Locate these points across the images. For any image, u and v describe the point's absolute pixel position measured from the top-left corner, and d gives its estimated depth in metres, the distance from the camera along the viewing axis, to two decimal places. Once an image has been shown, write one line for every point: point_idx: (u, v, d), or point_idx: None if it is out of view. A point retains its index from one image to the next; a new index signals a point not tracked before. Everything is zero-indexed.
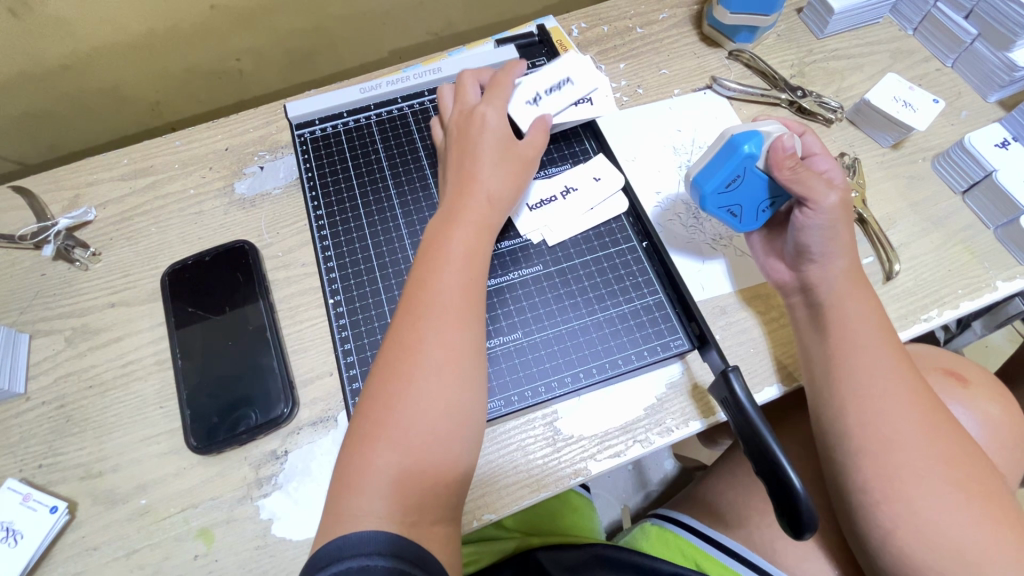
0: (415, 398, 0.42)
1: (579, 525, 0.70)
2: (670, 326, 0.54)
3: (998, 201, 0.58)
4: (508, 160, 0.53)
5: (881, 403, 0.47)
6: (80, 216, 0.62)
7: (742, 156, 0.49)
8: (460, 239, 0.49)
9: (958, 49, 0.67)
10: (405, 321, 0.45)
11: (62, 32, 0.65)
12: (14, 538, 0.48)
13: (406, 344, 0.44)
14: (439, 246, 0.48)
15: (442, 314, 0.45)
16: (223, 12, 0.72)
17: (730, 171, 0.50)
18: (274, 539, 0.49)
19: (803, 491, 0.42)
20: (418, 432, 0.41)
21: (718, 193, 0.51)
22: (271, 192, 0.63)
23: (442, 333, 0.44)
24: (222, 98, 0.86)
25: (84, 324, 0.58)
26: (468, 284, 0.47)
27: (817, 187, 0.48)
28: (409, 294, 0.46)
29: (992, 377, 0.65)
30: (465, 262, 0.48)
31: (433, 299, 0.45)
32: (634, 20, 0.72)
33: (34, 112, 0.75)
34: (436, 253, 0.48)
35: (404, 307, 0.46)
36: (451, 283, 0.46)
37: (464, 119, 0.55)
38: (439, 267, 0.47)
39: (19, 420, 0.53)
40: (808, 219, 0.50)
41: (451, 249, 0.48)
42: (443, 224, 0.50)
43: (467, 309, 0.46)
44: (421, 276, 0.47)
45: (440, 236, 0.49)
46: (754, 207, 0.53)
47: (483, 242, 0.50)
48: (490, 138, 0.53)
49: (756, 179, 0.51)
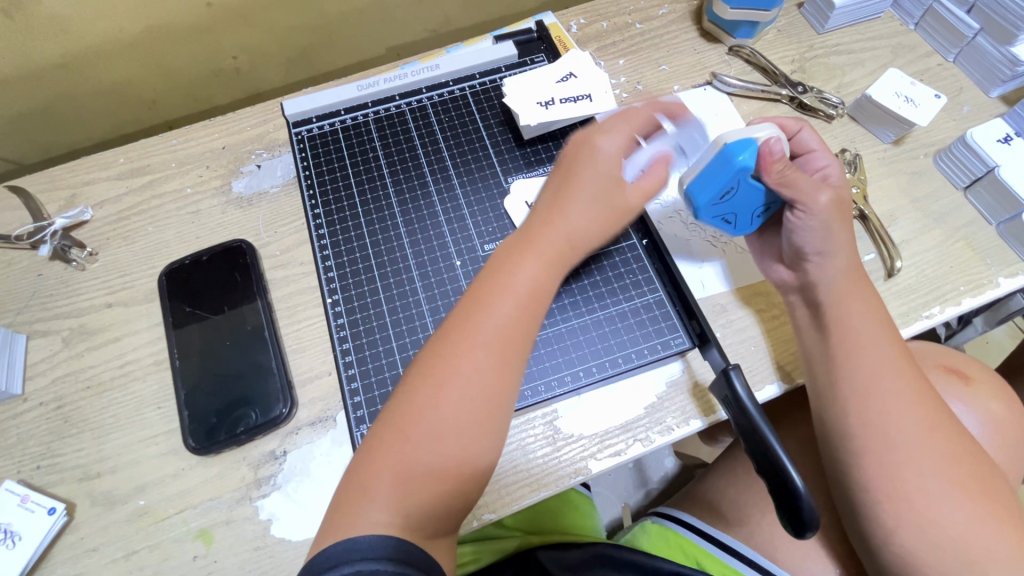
0: (443, 418, 0.41)
1: (580, 524, 0.70)
2: (670, 324, 0.54)
3: (1001, 197, 0.57)
4: (604, 200, 0.47)
5: (884, 403, 0.47)
6: (76, 215, 0.61)
7: (735, 168, 0.48)
8: (532, 272, 0.45)
9: (959, 44, 0.66)
10: (452, 337, 0.43)
11: (57, 31, 0.65)
12: (13, 539, 0.47)
13: (448, 363, 0.42)
14: (507, 272, 0.45)
15: (492, 344, 0.43)
16: (220, 10, 0.71)
17: (724, 184, 0.50)
18: (274, 540, 0.49)
19: (806, 492, 0.42)
20: (436, 448, 0.40)
21: (713, 203, 0.52)
22: (268, 191, 0.63)
23: (489, 364, 0.43)
24: (220, 96, 0.86)
25: (81, 324, 0.57)
26: (526, 321, 0.44)
27: (806, 190, 0.49)
28: (464, 311, 0.44)
29: (995, 374, 0.64)
30: (527, 299, 0.45)
31: (487, 326, 0.43)
32: (634, 16, 0.72)
33: (31, 112, 0.75)
34: (502, 277, 0.45)
35: (454, 323, 0.44)
36: (508, 314, 0.44)
37: (579, 142, 0.50)
38: (500, 293, 0.44)
39: (16, 421, 0.53)
40: (799, 220, 0.50)
41: (520, 278, 0.45)
42: (515, 247, 0.47)
43: (517, 345, 0.44)
44: (480, 297, 0.45)
45: (510, 259, 0.46)
46: (748, 213, 0.53)
47: (550, 280, 0.46)
48: (597, 171, 0.48)
49: (751, 189, 0.50)
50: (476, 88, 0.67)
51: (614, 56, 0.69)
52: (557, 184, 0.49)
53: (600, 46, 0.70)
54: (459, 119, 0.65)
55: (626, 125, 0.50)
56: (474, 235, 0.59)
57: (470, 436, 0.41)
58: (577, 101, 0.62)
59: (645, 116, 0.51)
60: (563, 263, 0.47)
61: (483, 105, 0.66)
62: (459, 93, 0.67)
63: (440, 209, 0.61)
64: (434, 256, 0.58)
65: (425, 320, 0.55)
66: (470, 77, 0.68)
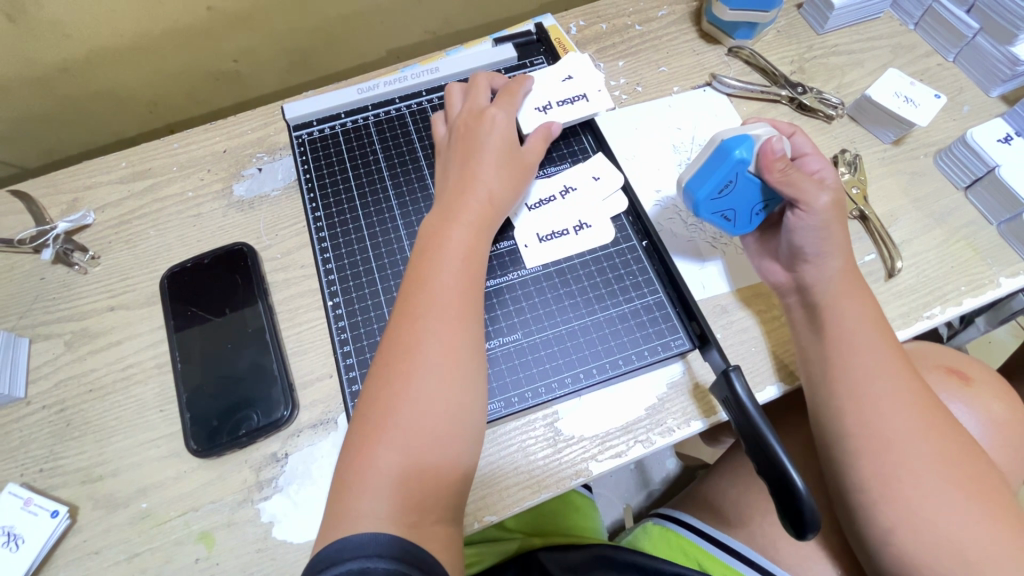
0: (421, 393, 0.42)
1: (583, 525, 0.70)
2: (671, 325, 0.54)
3: (1001, 196, 0.57)
4: (508, 163, 0.53)
5: (880, 403, 0.47)
6: (79, 220, 0.62)
7: (733, 160, 0.49)
8: (460, 239, 0.48)
9: (960, 44, 0.66)
10: (402, 317, 0.45)
11: (60, 35, 0.65)
12: (15, 542, 0.48)
13: (400, 341, 0.44)
14: (437, 244, 0.48)
15: (445, 307, 0.45)
16: (220, 13, 0.71)
17: (722, 177, 0.50)
18: (275, 543, 0.49)
19: (806, 493, 0.42)
20: (421, 429, 0.41)
21: (711, 199, 0.51)
22: (269, 194, 0.63)
23: (446, 324, 0.44)
24: (221, 99, 0.86)
25: (83, 327, 0.57)
26: (466, 283, 0.47)
27: (807, 189, 0.48)
28: (407, 291, 0.46)
29: (996, 375, 0.64)
30: (463, 261, 0.47)
31: (430, 296, 0.45)
32: (633, 18, 0.72)
33: (33, 117, 0.75)
34: (433, 244, 0.48)
35: (400, 303, 0.46)
36: (452, 274, 0.46)
37: (469, 122, 0.55)
38: (432, 260, 0.47)
39: (19, 424, 0.53)
40: (800, 220, 0.50)
41: (452, 241, 0.48)
42: (438, 222, 0.49)
43: (465, 304, 0.45)
44: (418, 272, 0.47)
45: (437, 232, 0.48)
46: (747, 210, 0.52)
47: (480, 241, 0.49)
48: (495, 139, 0.53)
49: (748, 183, 0.50)
50: None
51: (613, 58, 0.70)
52: (462, 159, 0.53)
53: (600, 48, 0.70)
54: None
55: (507, 104, 0.56)
56: None
57: (450, 409, 0.42)
58: (575, 102, 0.60)
59: (521, 89, 0.58)
60: (488, 225, 0.51)
61: None
62: None
63: None
64: None
65: None
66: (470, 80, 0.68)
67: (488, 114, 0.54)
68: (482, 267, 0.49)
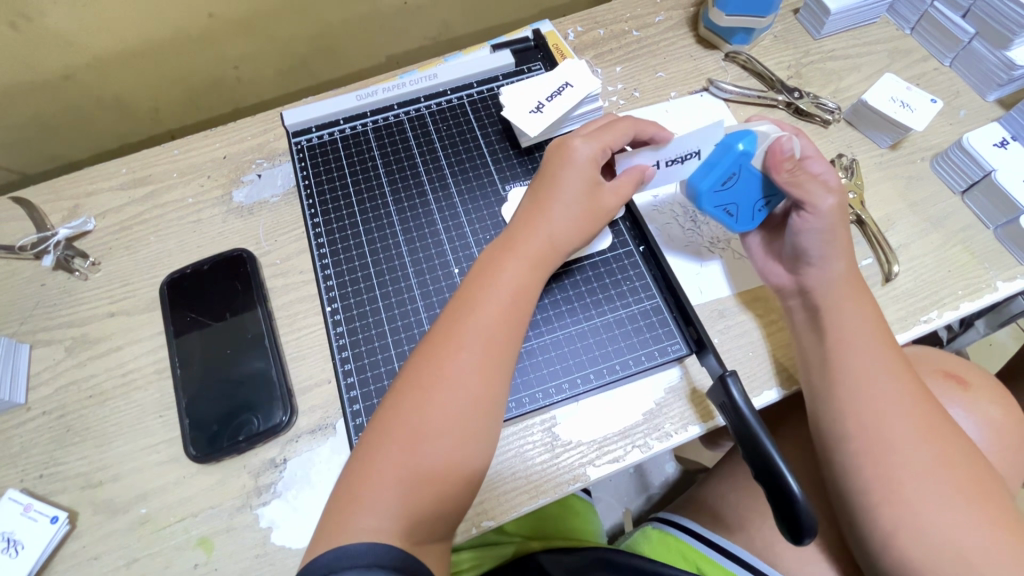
0: (435, 420, 0.41)
1: (582, 528, 0.70)
2: (668, 330, 0.54)
3: (998, 201, 0.57)
4: (585, 206, 0.50)
5: (879, 407, 0.47)
6: (79, 226, 0.62)
7: (736, 154, 0.50)
8: (514, 275, 0.47)
9: (956, 48, 0.66)
10: (437, 342, 0.44)
11: (62, 43, 0.66)
12: (15, 548, 0.48)
13: (433, 365, 0.43)
14: (490, 275, 0.47)
15: (480, 345, 0.44)
16: (221, 20, 0.72)
17: (725, 170, 0.50)
18: (274, 548, 0.49)
19: (802, 497, 0.42)
20: (428, 444, 0.41)
21: (713, 191, 0.52)
22: (268, 201, 0.63)
23: (478, 365, 0.43)
24: (221, 106, 0.87)
25: (84, 333, 0.58)
26: (510, 323, 0.46)
27: (813, 193, 0.49)
28: (451, 314, 0.45)
29: (994, 379, 0.64)
30: (512, 301, 0.46)
31: (472, 327, 0.44)
32: (630, 23, 0.72)
33: (35, 124, 0.76)
34: (487, 277, 0.47)
35: (439, 327, 0.45)
36: (495, 316, 0.45)
37: (560, 148, 0.52)
38: (484, 291, 0.46)
39: (20, 430, 0.54)
40: (806, 222, 0.50)
41: (504, 281, 0.47)
42: (498, 252, 0.48)
43: (504, 344, 0.45)
44: (466, 297, 0.46)
45: (494, 263, 0.48)
46: (748, 206, 0.53)
47: (532, 282, 0.48)
48: (578, 176, 0.50)
49: (750, 179, 0.51)
50: (474, 96, 0.68)
51: (611, 63, 0.70)
52: (539, 191, 0.51)
53: (597, 53, 0.71)
54: (457, 128, 0.66)
55: (609, 135, 0.51)
56: (472, 241, 0.60)
57: (463, 434, 0.42)
58: (561, 92, 0.61)
59: (627, 127, 0.52)
60: (544, 267, 0.49)
61: (481, 114, 0.66)
62: (457, 101, 0.67)
63: (438, 216, 0.61)
64: (432, 263, 0.58)
65: (423, 328, 0.55)
66: (468, 86, 0.68)
67: (577, 144, 0.51)
68: (529, 309, 0.47)
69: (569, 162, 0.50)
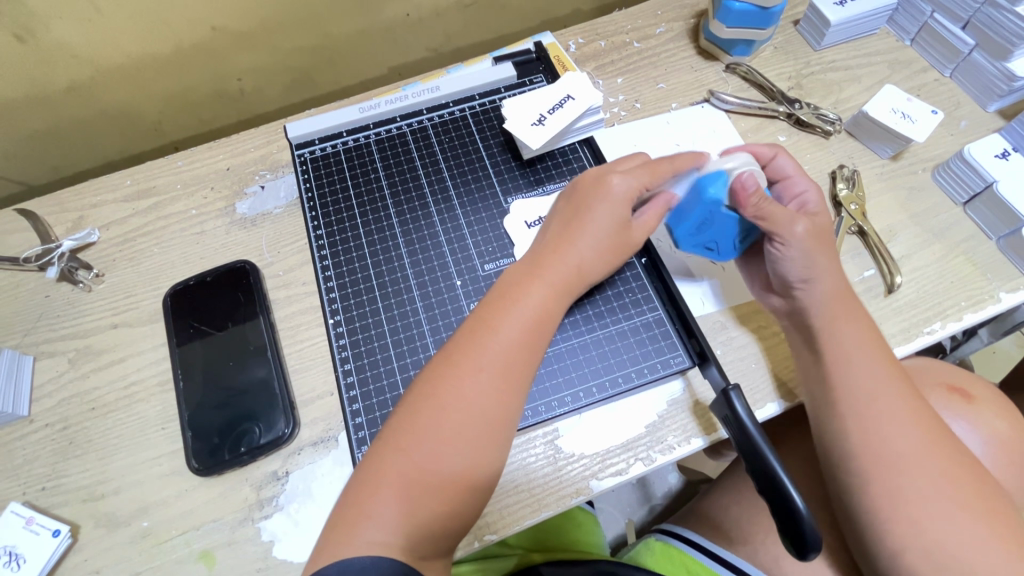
0: (448, 437, 0.41)
1: (584, 541, 0.70)
2: (670, 342, 0.54)
3: (1000, 212, 0.57)
4: (613, 241, 0.50)
5: (882, 424, 0.47)
6: (83, 238, 0.62)
7: (703, 202, 0.50)
8: (539, 299, 0.46)
9: (956, 60, 0.67)
10: (453, 362, 0.44)
11: (67, 57, 0.67)
12: (17, 561, 0.48)
13: (452, 384, 0.43)
14: (513, 295, 0.46)
15: (498, 366, 0.44)
16: (225, 33, 0.72)
17: (695, 217, 0.52)
18: (276, 562, 0.49)
19: (806, 513, 0.42)
20: (437, 462, 0.41)
21: (689, 234, 0.54)
22: (271, 212, 0.64)
23: (494, 387, 0.43)
24: (225, 117, 0.87)
25: (87, 345, 0.58)
26: (530, 348, 0.45)
27: (782, 222, 0.50)
28: (471, 332, 0.45)
29: (998, 393, 0.64)
30: (534, 326, 0.46)
31: (494, 350, 0.44)
32: (632, 35, 0.73)
33: (41, 137, 0.76)
34: (511, 297, 0.46)
35: (456, 346, 0.45)
36: (513, 337, 0.45)
37: (597, 178, 0.51)
38: (507, 313, 0.46)
39: (22, 442, 0.54)
40: (781, 252, 0.51)
41: (526, 303, 0.46)
42: (523, 273, 0.48)
43: (522, 370, 0.44)
44: (489, 316, 0.46)
45: (518, 283, 0.47)
46: (729, 241, 0.54)
47: (555, 307, 0.47)
48: (611, 211, 0.49)
49: (725, 220, 0.51)
50: (476, 109, 0.68)
51: (612, 74, 0.70)
52: (568, 219, 0.50)
53: (599, 65, 0.71)
54: (459, 140, 0.66)
55: (649, 174, 0.50)
56: (474, 253, 0.60)
57: (474, 455, 0.42)
58: (562, 104, 0.62)
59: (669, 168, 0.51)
60: (568, 292, 0.49)
61: (483, 126, 0.67)
62: (459, 113, 0.68)
63: (440, 228, 0.61)
64: (435, 275, 0.58)
65: (425, 339, 0.55)
66: (470, 98, 0.69)
67: (613, 178, 0.50)
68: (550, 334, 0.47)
69: (603, 195, 0.50)
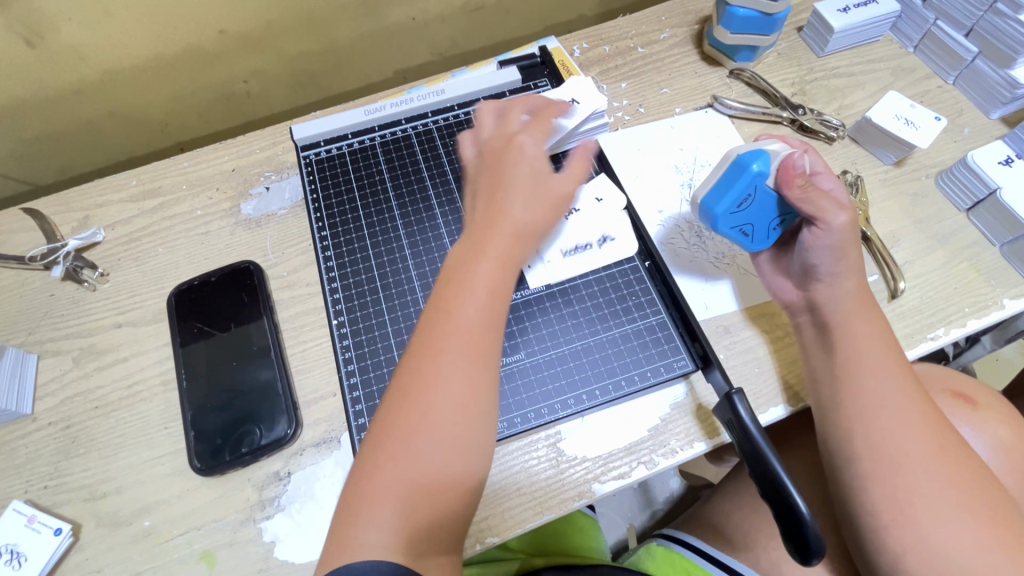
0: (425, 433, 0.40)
1: (584, 545, 0.70)
2: (673, 346, 0.54)
3: (1003, 219, 0.57)
4: (544, 193, 0.47)
5: (891, 426, 0.47)
6: (89, 237, 0.62)
7: (752, 174, 0.49)
8: (486, 273, 0.44)
9: (959, 66, 0.67)
10: (416, 357, 0.42)
11: (74, 58, 0.67)
12: (18, 560, 0.48)
13: (419, 380, 0.41)
14: (460, 276, 0.44)
15: (461, 350, 0.42)
16: (232, 36, 0.73)
17: (740, 192, 0.50)
18: (277, 562, 0.49)
19: (811, 518, 0.42)
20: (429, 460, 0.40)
21: (729, 213, 0.51)
22: (276, 213, 0.64)
23: (462, 370, 0.42)
24: (231, 120, 0.88)
25: (91, 344, 0.58)
26: (488, 324, 0.43)
27: (828, 208, 0.49)
28: (426, 323, 0.43)
29: (1002, 400, 0.64)
30: (486, 298, 0.43)
31: (451, 334, 0.42)
32: (635, 40, 0.73)
33: (46, 138, 0.77)
34: (460, 280, 0.44)
35: (416, 340, 0.43)
36: (469, 317, 0.43)
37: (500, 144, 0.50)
38: (457, 295, 0.43)
39: (25, 441, 0.54)
40: (817, 237, 0.50)
41: (473, 281, 0.44)
42: (466, 252, 0.45)
43: (484, 347, 0.43)
44: (439, 302, 0.43)
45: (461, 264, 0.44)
46: (765, 224, 0.52)
47: (509, 276, 0.45)
48: (526, 167, 0.48)
49: (766, 197, 0.50)
50: None
51: (616, 79, 0.71)
52: (490, 190, 0.48)
53: (603, 70, 0.72)
54: None
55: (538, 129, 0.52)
56: None
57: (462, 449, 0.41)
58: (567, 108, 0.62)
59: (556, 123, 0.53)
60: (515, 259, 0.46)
61: None
62: (464, 117, 0.68)
63: (444, 230, 0.61)
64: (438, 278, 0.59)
65: None
66: (475, 101, 0.69)
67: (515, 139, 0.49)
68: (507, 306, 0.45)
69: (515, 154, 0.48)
